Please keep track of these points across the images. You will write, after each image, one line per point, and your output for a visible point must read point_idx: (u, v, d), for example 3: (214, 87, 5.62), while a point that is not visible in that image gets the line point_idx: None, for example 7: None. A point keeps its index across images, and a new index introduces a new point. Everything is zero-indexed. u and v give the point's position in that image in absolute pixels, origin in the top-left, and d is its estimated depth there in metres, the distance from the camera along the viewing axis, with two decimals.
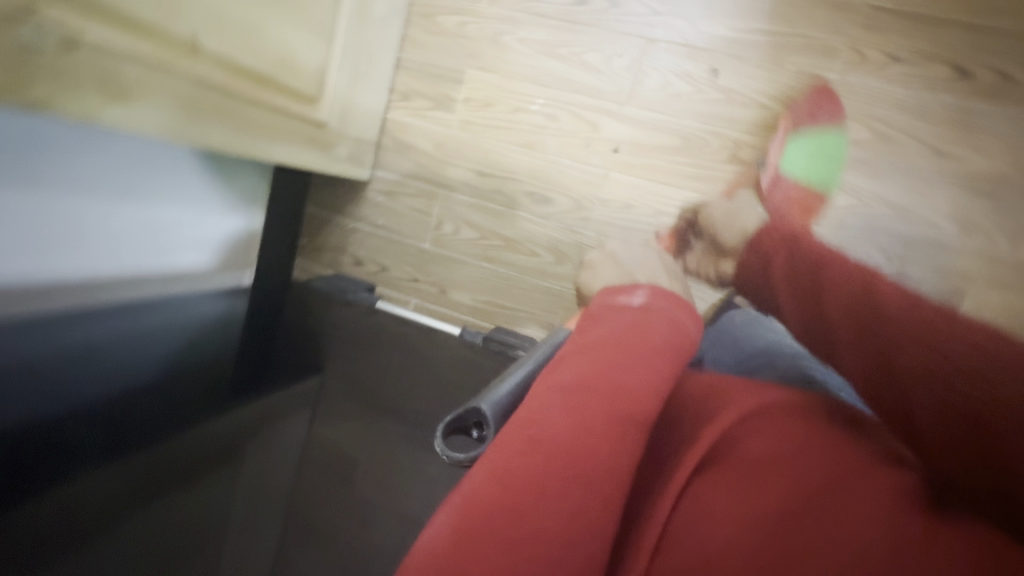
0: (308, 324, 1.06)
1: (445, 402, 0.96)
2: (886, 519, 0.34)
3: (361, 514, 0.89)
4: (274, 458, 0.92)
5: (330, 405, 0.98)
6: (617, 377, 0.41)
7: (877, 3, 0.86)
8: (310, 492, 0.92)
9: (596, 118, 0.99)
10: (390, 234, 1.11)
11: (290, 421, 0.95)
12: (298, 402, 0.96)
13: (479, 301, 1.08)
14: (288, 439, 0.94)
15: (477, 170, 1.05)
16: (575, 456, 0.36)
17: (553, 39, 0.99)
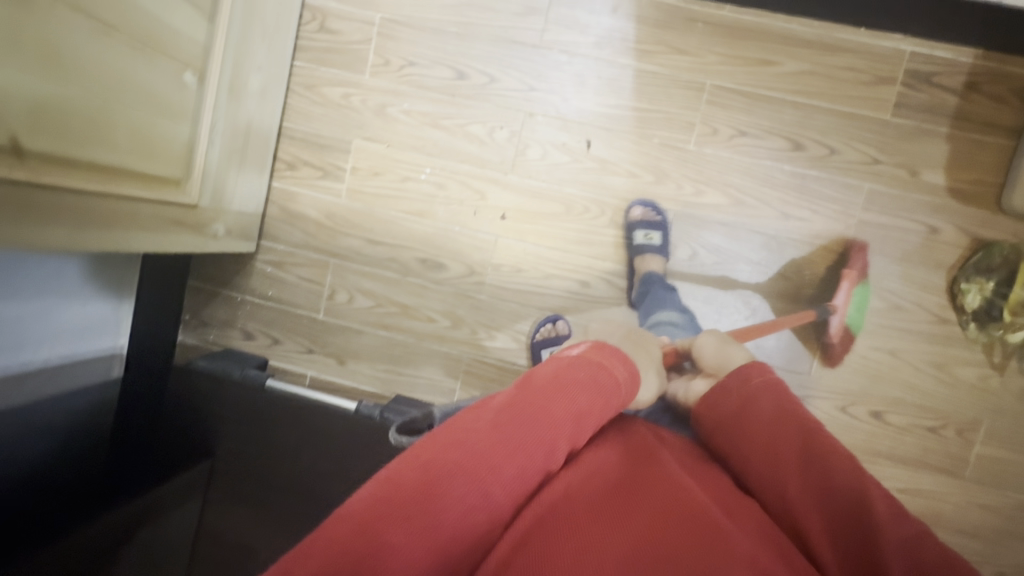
0: (195, 400, 0.96)
1: (355, 486, 0.90)
2: (733, 542, 0.48)
3: None
4: (155, 562, 0.80)
5: (223, 494, 0.89)
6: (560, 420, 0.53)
7: (724, 83, 0.95)
8: None
9: (483, 187, 1.01)
10: (282, 305, 1.08)
11: (174, 517, 0.84)
12: (182, 494, 0.86)
13: (378, 369, 1.07)
14: (171, 537, 0.83)
15: (368, 239, 1.05)
16: (487, 486, 0.46)
17: (436, 111, 1.01)
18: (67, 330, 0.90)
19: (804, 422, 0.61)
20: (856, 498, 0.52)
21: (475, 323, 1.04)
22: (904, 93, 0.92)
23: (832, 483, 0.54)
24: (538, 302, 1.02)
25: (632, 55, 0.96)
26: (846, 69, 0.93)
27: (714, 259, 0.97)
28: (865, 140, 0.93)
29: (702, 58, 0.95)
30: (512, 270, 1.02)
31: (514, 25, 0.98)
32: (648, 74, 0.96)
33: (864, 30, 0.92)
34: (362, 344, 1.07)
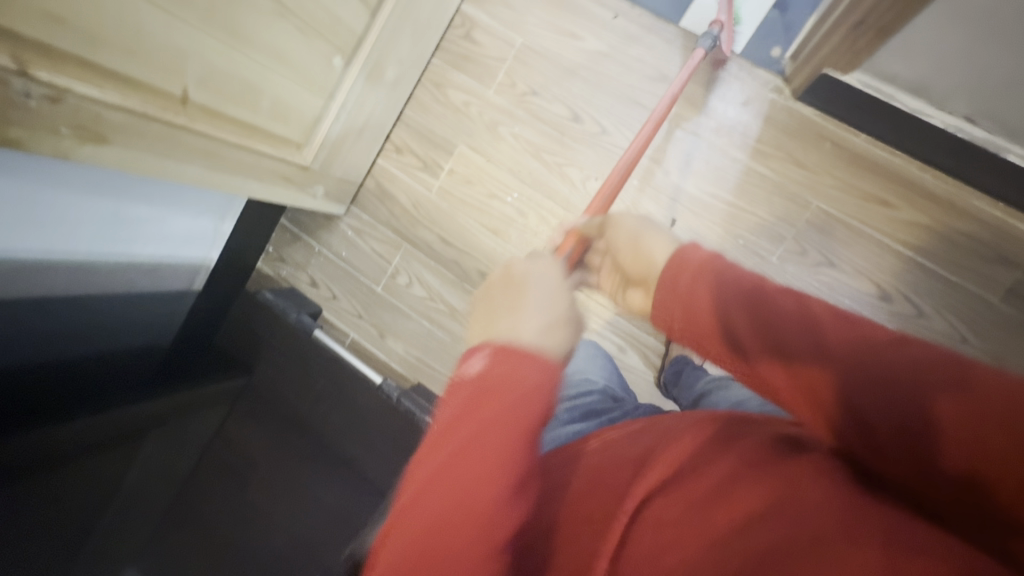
0: (247, 328, 1.12)
1: (355, 439, 1.05)
2: None
3: (265, 493, 1.05)
4: (188, 434, 1.01)
5: (251, 406, 1.09)
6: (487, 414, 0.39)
7: (830, 208, 0.92)
8: (205, 482, 1.07)
9: (559, 227, 1.05)
10: (350, 267, 1.18)
11: (203, 411, 1.01)
12: (219, 397, 1.04)
13: (410, 354, 1.15)
14: (200, 428, 1.04)
15: (442, 237, 1.12)
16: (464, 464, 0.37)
17: (542, 144, 1.05)
18: (167, 239, 0.99)
19: (757, 287, 0.43)
20: (902, 376, 0.35)
21: None
22: (1020, 282, 0.86)
23: (894, 366, 0.35)
24: None
25: (746, 152, 0.96)
26: (966, 237, 0.87)
27: None
28: (960, 314, 0.88)
29: (816, 176, 0.93)
30: None
31: (642, 88, 1.00)
32: (756, 174, 0.95)
33: (1001, 204, 0.86)
34: (404, 327, 1.15)
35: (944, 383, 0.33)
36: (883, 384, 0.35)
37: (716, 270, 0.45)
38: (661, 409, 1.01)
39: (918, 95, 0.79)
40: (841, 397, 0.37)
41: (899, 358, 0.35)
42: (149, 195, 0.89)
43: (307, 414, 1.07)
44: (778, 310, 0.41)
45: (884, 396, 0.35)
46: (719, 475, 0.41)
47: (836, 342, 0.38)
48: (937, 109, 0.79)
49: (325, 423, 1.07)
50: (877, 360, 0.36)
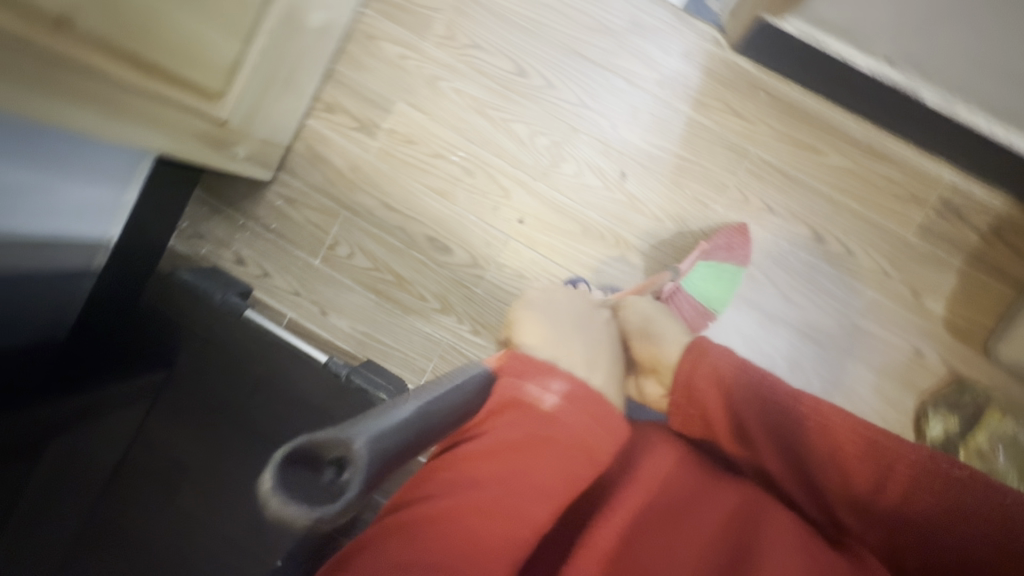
0: (162, 312, 0.99)
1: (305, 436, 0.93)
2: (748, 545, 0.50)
3: (192, 523, 0.85)
4: (105, 441, 0.86)
5: (173, 399, 0.91)
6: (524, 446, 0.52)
7: (766, 156, 0.96)
8: (129, 492, 0.86)
9: (509, 186, 1.02)
10: (281, 241, 1.08)
11: (119, 412, 0.87)
12: (134, 393, 0.90)
13: (356, 330, 1.07)
14: (123, 419, 0.88)
15: (384, 202, 1.05)
16: (503, 484, 0.50)
17: (485, 99, 1.01)
18: (54, 209, 0.83)
19: (734, 365, 0.62)
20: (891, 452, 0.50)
21: (464, 312, 1.04)
22: (931, 218, 0.94)
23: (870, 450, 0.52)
24: None
25: (688, 104, 0.97)
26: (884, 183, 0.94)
27: (708, 318, 0.98)
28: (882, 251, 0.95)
29: (753, 126, 0.96)
30: (514, 273, 1.03)
31: (585, 40, 0.99)
32: (699, 125, 0.97)
33: (913, 147, 0.93)
34: (347, 301, 1.07)
35: (858, 446, 0.52)
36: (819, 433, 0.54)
37: (704, 353, 0.64)
38: None
39: (837, 47, 0.81)
40: (773, 430, 0.57)
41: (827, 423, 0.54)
42: (26, 152, 0.74)
43: (241, 406, 0.93)
44: (736, 382, 0.61)
45: (811, 448, 0.55)
46: (702, 491, 0.54)
47: (788, 410, 0.57)
48: (853, 63, 0.81)
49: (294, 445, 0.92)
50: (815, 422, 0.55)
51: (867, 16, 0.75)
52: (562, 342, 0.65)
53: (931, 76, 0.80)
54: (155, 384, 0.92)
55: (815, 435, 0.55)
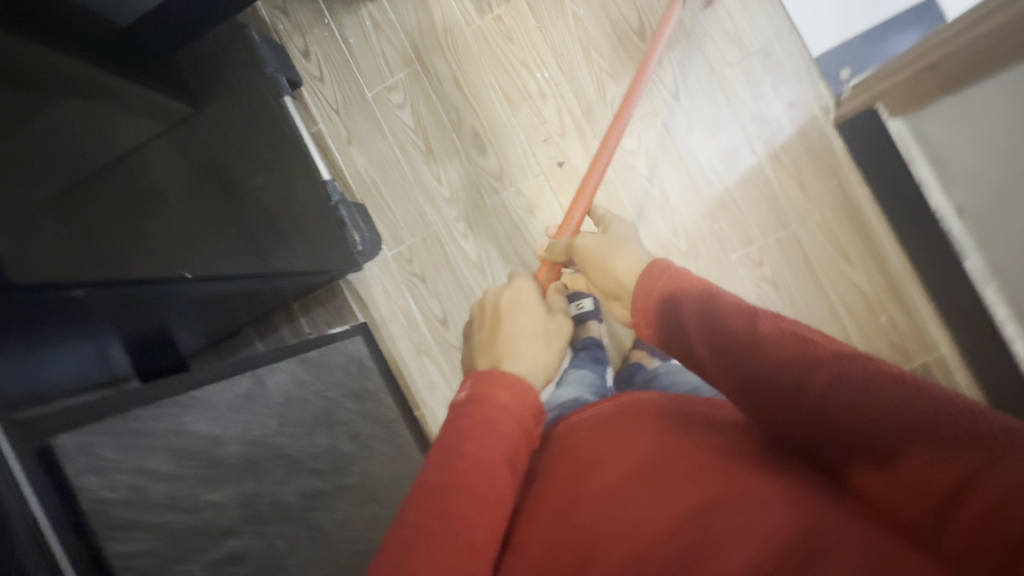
0: (221, 68, 0.92)
1: (281, 234, 0.92)
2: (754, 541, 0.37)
3: (191, 244, 0.76)
4: (114, 124, 0.72)
5: (185, 138, 0.84)
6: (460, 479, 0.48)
7: (802, 237, 0.96)
8: (105, 198, 0.67)
9: (569, 128, 1.02)
10: (351, 59, 1.09)
11: (138, 118, 0.77)
12: (149, 108, 0.79)
13: (366, 173, 1.10)
14: (132, 127, 0.75)
15: (455, 77, 1.05)
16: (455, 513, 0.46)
17: (595, 39, 1.00)
18: None
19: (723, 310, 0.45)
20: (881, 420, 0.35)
21: (466, 213, 1.07)
22: None
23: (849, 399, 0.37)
24: (519, 248, 1.05)
25: (766, 150, 0.96)
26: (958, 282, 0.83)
27: None
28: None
29: (809, 204, 0.96)
30: (526, 206, 1.04)
31: (715, 41, 0.97)
32: (762, 174, 0.97)
33: (931, 306, 0.92)
34: (373, 143, 1.09)
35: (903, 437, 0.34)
36: (858, 416, 0.36)
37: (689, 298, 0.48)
38: None
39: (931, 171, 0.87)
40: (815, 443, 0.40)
41: (864, 389, 0.36)
42: None
43: (243, 179, 0.90)
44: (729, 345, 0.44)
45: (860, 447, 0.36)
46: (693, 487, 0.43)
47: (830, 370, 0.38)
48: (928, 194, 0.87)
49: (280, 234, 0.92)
50: (854, 414, 0.36)
51: (964, 155, 0.81)
52: (523, 356, 0.65)
53: (987, 245, 0.84)
54: (175, 114, 0.83)
55: (868, 415, 0.35)
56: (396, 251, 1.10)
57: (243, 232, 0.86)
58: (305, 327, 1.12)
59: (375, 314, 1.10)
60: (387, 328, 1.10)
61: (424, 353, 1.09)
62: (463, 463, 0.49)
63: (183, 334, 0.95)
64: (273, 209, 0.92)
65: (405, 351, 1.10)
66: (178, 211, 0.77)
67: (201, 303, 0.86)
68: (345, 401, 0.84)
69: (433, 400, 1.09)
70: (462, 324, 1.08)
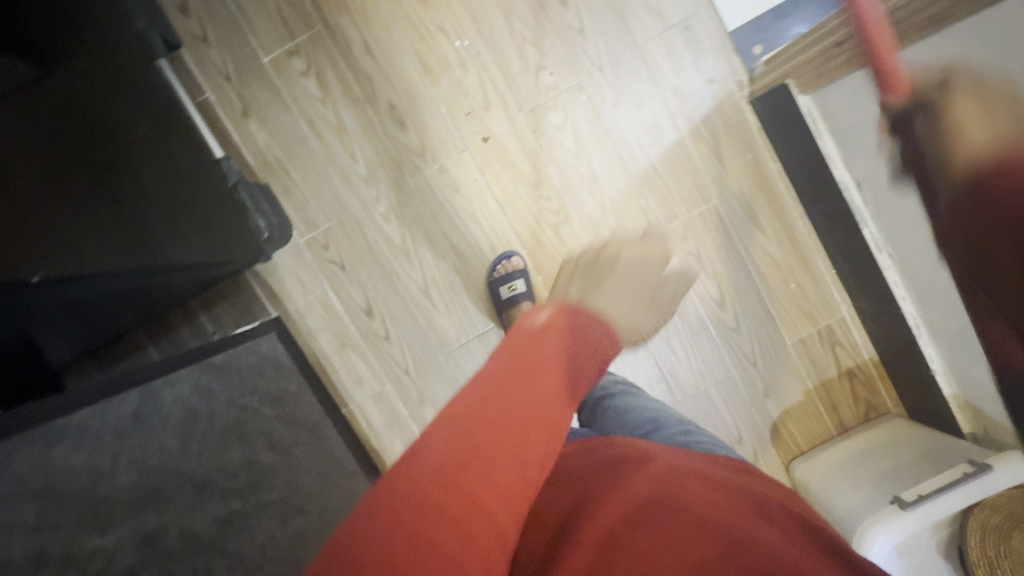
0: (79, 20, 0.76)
1: (168, 218, 0.79)
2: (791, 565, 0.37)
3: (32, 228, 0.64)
4: None
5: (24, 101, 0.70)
6: (496, 418, 0.36)
7: (721, 211, 0.99)
8: None
9: (492, 101, 0.97)
10: (241, 18, 0.95)
11: None
12: None
13: (268, 150, 0.98)
14: None
15: (365, 43, 0.96)
16: (474, 486, 0.33)
17: (517, 5, 0.95)
18: None
19: None
20: None
21: (387, 193, 0.99)
22: (812, 337, 1.01)
23: None
24: (446, 229, 0.99)
25: (687, 125, 0.98)
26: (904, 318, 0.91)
27: None
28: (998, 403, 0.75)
29: (727, 179, 0.99)
30: (451, 185, 0.99)
31: (636, 12, 0.95)
32: (684, 150, 0.98)
33: (833, 272, 1.00)
34: (274, 115, 0.97)
35: None
36: None
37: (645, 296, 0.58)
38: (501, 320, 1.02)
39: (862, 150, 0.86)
40: None
41: None
42: None
43: (116, 152, 0.75)
44: None
45: None
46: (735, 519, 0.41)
47: None
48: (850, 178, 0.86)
49: (167, 221, 0.79)
50: None
51: (892, 137, 0.76)
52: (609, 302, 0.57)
53: (882, 215, 0.89)
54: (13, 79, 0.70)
55: None
56: (309, 236, 1.00)
57: (114, 214, 0.74)
58: (207, 328, 0.99)
59: (289, 308, 1.01)
60: (305, 321, 1.01)
61: (348, 346, 1.02)
62: (507, 402, 0.37)
63: (54, 345, 0.79)
64: (157, 191, 0.78)
65: (326, 345, 1.02)
66: (60, 205, 0.68)
67: (73, 304, 0.73)
68: (260, 408, 0.75)
69: (361, 395, 1.02)
70: (388, 313, 1.01)
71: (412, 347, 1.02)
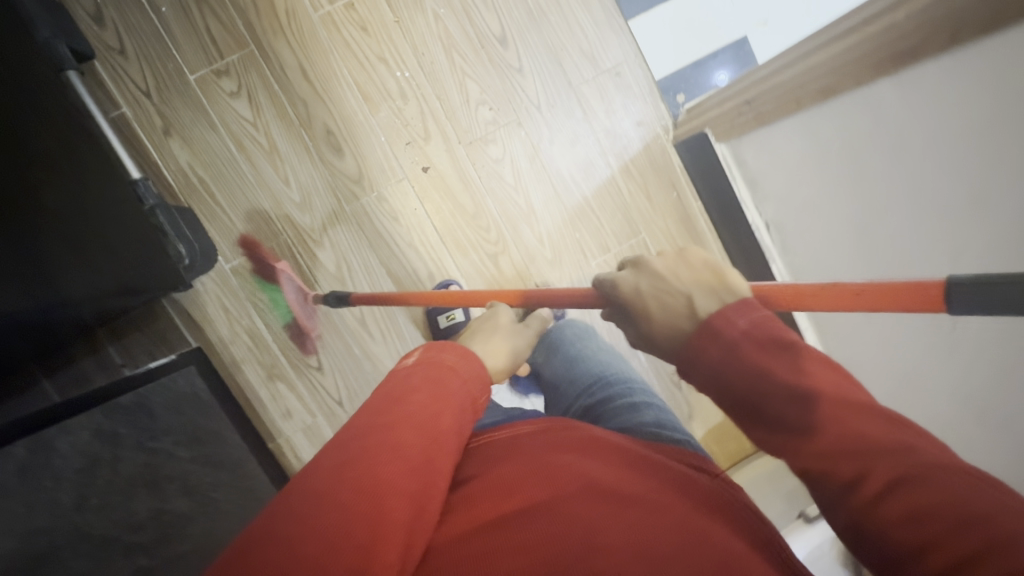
0: None
1: (65, 246, 0.72)
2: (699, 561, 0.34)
3: None
4: None
5: None
6: (377, 434, 0.39)
7: (649, 244, 1.06)
8: None
9: (432, 132, 0.98)
10: (164, 32, 0.90)
11: None
12: None
13: (191, 172, 0.92)
14: None
15: (301, 67, 0.93)
16: (356, 479, 0.35)
17: (458, 41, 0.96)
18: None
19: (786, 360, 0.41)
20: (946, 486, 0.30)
21: (322, 219, 0.96)
22: None
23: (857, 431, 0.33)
24: (384, 259, 0.98)
25: (618, 163, 1.03)
26: (689, 319, 0.44)
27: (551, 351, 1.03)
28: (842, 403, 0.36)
29: (654, 214, 1.05)
30: (390, 213, 0.98)
31: (572, 56, 1.00)
32: (615, 186, 1.04)
33: None
34: (198, 135, 0.92)
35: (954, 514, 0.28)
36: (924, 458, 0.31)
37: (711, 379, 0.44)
38: None
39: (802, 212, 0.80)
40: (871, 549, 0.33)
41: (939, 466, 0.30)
42: None
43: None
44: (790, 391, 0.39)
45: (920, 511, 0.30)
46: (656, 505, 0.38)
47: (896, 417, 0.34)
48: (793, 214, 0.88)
49: (65, 249, 0.72)
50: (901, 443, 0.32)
51: None
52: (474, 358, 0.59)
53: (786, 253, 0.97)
54: None
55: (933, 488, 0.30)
56: (236, 262, 0.95)
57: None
58: (116, 361, 0.91)
59: (211, 337, 0.95)
60: (230, 351, 0.96)
61: (276, 378, 0.97)
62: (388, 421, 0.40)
63: None
64: (53, 214, 0.72)
65: (253, 377, 0.97)
66: None
67: None
68: (174, 451, 0.71)
69: (290, 428, 0.98)
70: (320, 342, 0.98)
71: (346, 376, 1.00)
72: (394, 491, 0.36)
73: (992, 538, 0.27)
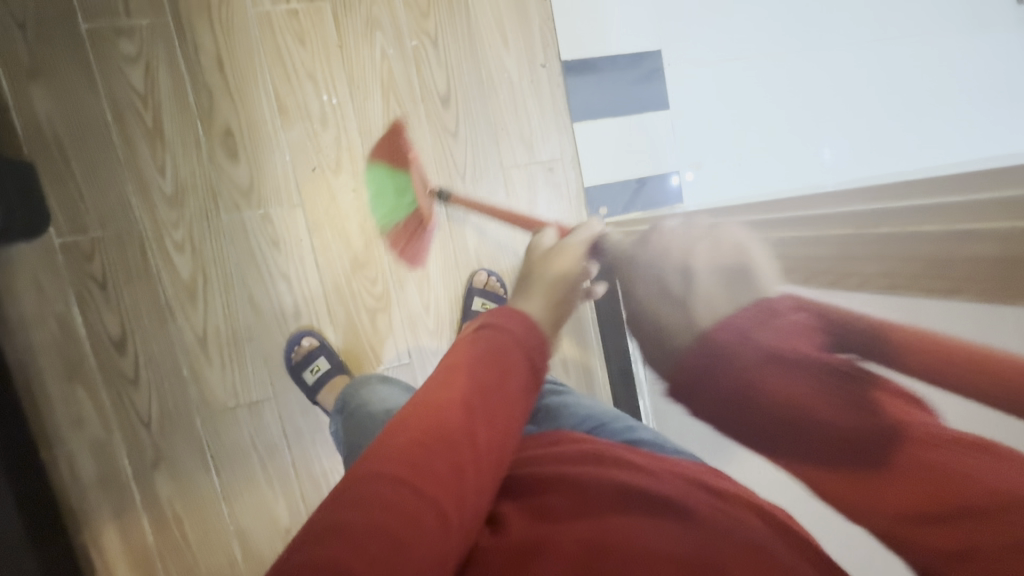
0: None
1: None
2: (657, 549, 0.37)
3: None
4: None
5: None
6: (373, 487, 0.34)
7: None
8: None
9: (344, 166, 0.91)
10: None
11: None
12: None
13: (48, 126, 0.81)
14: None
15: (218, 57, 0.85)
16: (383, 538, 0.32)
17: (399, 86, 0.92)
18: None
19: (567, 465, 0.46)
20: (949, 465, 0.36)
21: (188, 221, 0.87)
22: None
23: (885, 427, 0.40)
24: (248, 283, 0.90)
25: (527, 255, 1.01)
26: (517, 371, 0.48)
27: None
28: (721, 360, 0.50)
29: None
30: (270, 237, 0.89)
31: (510, 139, 0.98)
32: (518, 276, 1.01)
33: None
34: (72, 92, 0.81)
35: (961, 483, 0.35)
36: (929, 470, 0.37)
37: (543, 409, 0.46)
38: (281, 393, 0.94)
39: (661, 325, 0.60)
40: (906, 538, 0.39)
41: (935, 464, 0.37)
42: None
43: None
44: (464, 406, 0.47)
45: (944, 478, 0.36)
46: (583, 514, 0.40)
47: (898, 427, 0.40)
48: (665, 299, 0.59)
49: None
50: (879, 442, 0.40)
51: None
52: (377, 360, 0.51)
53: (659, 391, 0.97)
54: None
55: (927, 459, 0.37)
56: (69, 240, 0.84)
57: None
58: None
59: (12, 315, 0.84)
60: (31, 336, 0.85)
61: (79, 379, 0.87)
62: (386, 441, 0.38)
63: None
64: None
65: (51, 372, 0.86)
66: None
67: None
68: None
69: (77, 439, 0.88)
70: (145, 351, 0.88)
71: (163, 396, 0.90)
72: (438, 499, 0.35)
73: (991, 526, 0.33)
